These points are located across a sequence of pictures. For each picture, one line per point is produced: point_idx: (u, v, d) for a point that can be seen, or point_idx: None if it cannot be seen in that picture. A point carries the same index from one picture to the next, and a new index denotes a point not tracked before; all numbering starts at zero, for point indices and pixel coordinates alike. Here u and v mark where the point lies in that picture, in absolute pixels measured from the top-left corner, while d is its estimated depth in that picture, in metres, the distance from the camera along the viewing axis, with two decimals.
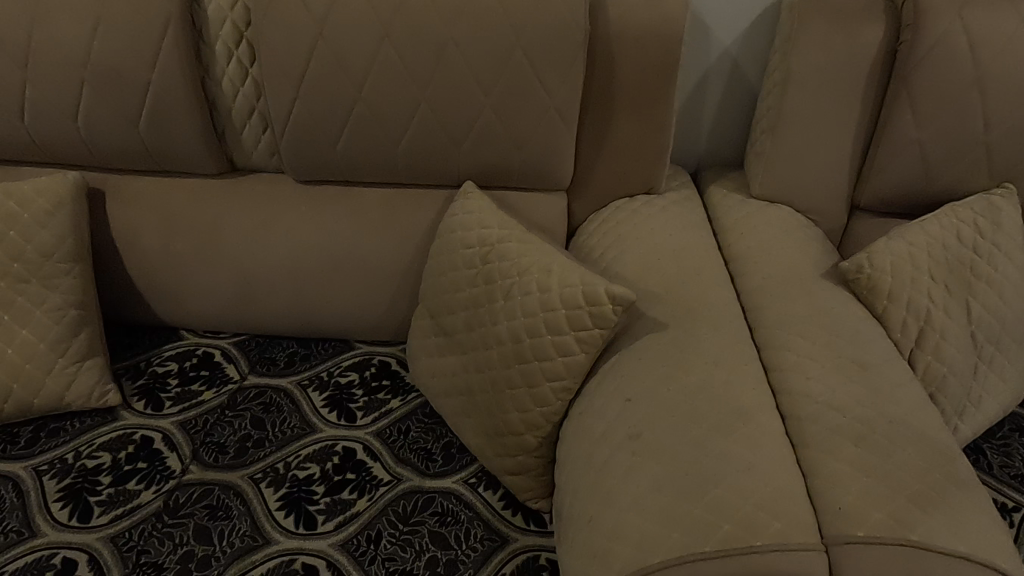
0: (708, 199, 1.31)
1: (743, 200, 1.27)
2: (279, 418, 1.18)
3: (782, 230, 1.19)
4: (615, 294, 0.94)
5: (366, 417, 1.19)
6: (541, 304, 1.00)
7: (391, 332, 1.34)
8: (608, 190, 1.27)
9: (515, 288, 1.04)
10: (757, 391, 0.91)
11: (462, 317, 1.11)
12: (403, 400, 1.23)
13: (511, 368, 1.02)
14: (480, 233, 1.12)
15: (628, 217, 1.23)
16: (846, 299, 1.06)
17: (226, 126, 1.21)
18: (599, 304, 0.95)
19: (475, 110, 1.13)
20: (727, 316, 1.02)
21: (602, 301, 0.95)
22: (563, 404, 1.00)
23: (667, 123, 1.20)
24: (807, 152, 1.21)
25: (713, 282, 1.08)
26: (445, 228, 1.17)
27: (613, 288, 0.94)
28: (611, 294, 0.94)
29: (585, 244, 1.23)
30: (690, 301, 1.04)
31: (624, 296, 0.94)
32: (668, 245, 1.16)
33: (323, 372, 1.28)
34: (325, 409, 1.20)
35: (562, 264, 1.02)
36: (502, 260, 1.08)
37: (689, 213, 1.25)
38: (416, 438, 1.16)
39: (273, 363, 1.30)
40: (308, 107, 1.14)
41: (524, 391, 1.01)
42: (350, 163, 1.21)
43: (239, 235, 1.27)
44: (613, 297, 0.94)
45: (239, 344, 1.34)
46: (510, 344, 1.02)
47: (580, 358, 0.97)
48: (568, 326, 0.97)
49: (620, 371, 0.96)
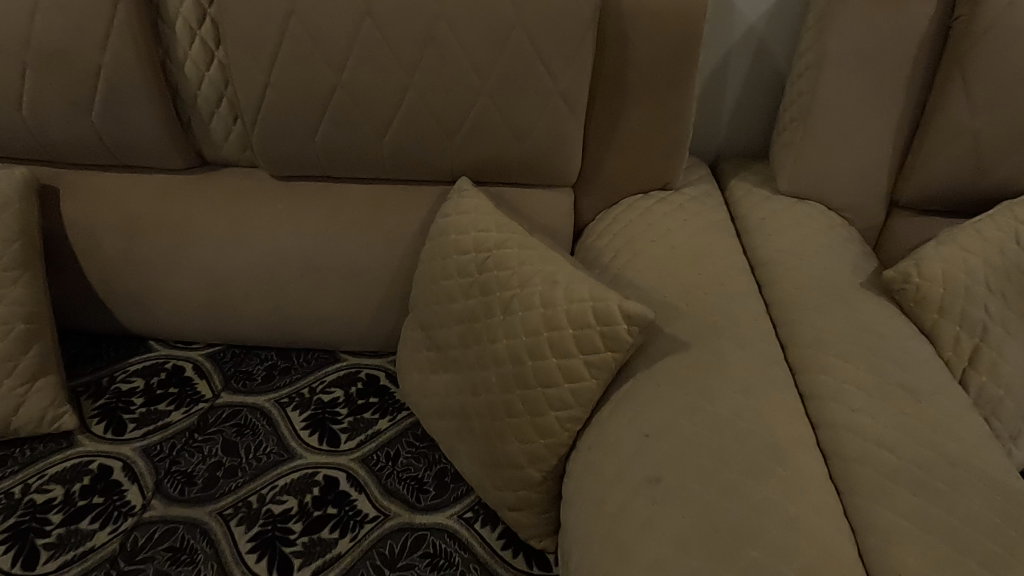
0: (730, 195, 1.18)
1: (769, 196, 1.14)
2: (254, 443, 1.06)
3: (815, 232, 1.06)
4: (631, 312, 0.82)
5: (351, 441, 1.08)
6: (545, 322, 0.87)
7: (379, 341, 1.22)
8: (619, 186, 1.14)
9: (516, 301, 0.91)
10: (796, 424, 0.79)
11: (457, 332, 0.99)
12: (391, 421, 1.12)
13: (511, 394, 0.90)
14: (476, 237, 0.99)
15: (641, 216, 1.11)
16: (891, 313, 0.94)
17: (191, 116, 1.08)
18: (612, 323, 0.83)
19: (470, 97, 1.00)
20: (757, 334, 0.90)
21: (615, 321, 0.82)
22: (570, 434, 0.88)
23: (686, 111, 1.07)
24: (843, 143, 1.08)
25: (739, 293, 0.96)
26: (437, 230, 1.04)
27: (629, 305, 0.82)
28: (626, 312, 0.82)
29: (594, 246, 1.11)
30: (714, 315, 0.91)
31: (641, 314, 0.82)
32: (688, 249, 1.03)
33: (305, 388, 1.16)
34: (306, 431, 1.09)
35: (569, 275, 0.90)
36: (500, 269, 0.95)
37: (709, 211, 1.12)
38: (406, 466, 1.05)
39: (250, 377, 1.18)
40: (282, 94, 1.00)
41: (526, 420, 0.88)
42: (330, 157, 1.08)
43: (209, 237, 1.15)
44: (629, 315, 0.82)
45: (213, 356, 1.22)
46: (509, 366, 0.90)
47: (590, 384, 0.85)
48: (576, 348, 0.85)
49: (636, 398, 0.84)
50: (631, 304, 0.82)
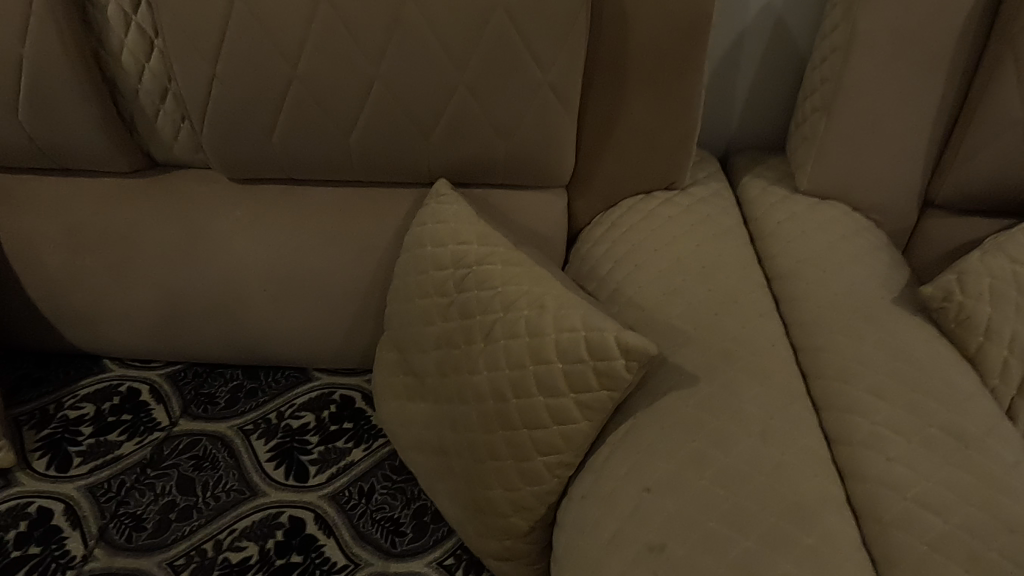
0: (743, 194, 1.06)
1: (787, 196, 1.01)
2: (213, 479, 0.96)
3: (839, 238, 0.94)
4: (629, 346, 0.70)
5: (320, 474, 0.97)
6: (531, 354, 0.75)
7: (355, 358, 1.11)
8: (618, 185, 1.01)
9: (498, 328, 0.80)
10: (822, 477, 0.67)
11: (433, 359, 0.87)
12: (367, 450, 1.01)
13: (492, 434, 0.78)
14: (455, 250, 0.87)
15: (643, 220, 0.98)
16: (930, 335, 0.81)
17: (134, 113, 0.96)
18: (607, 357, 0.71)
19: (445, 90, 0.87)
20: (775, 364, 0.78)
21: (611, 355, 0.71)
22: (561, 481, 0.77)
23: (693, 102, 0.94)
24: (872, 136, 0.95)
25: (753, 314, 0.84)
26: (412, 240, 0.92)
27: (627, 338, 0.70)
28: (624, 346, 0.70)
29: (591, 255, 0.99)
30: (725, 342, 0.80)
31: (641, 348, 0.70)
32: (695, 260, 0.91)
33: (272, 413, 1.06)
34: (271, 464, 0.98)
35: (559, 298, 0.78)
36: (481, 288, 0.83)
37: (719, 214, 0.99)
38: (381, 504, 0.94)
39: (212, 401, 1.07)
40: (231, 89, 0.88)
41: (511, 464, 0.77)
42: (291, 158, 0.95)
43: (162, 248, 1.03)
44: (627, 349, 0.70)
45: (172, 376, 1.11)
46: (490, 402, 0.78)
47: (583, 427, 0.74)
48: (566, 386, 0.73)
49: (636, 443, 0.73)
50: (630, 336, 0.70)
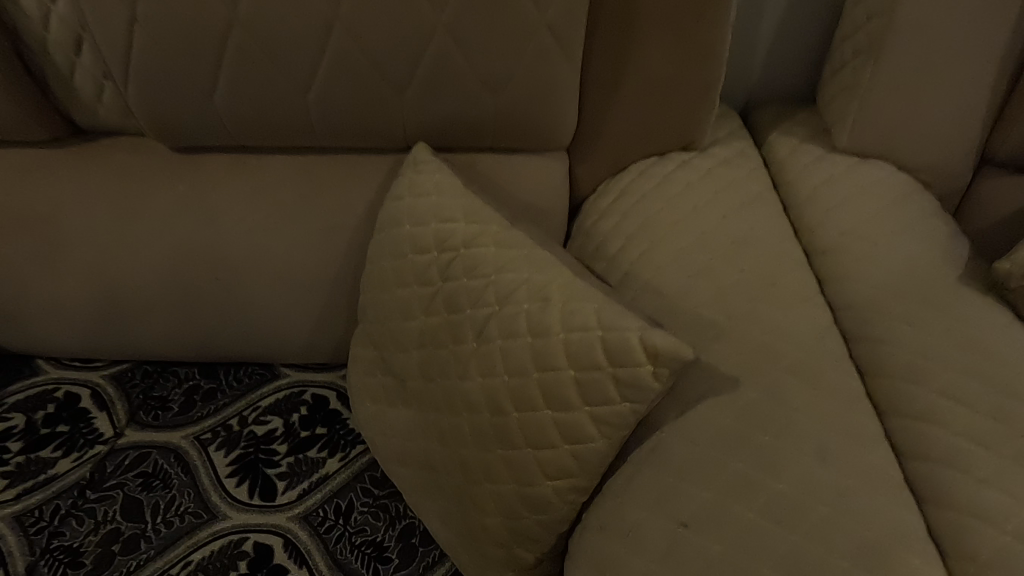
0: (770, 154, 0.91)
1: (822, 156, 0.87)
2: (164, 501, 0.83)
3: (888, 205, 0.80)
4: (656, 350, 0.57)
5: (290, 491, 0.84)
6: (535, 358, 0.62)
7: (328, 352, 0.97)
8: (628, 147, 0.87)
9: (492, 325, 0.66)
10: (896, 506, 0.55)
11: (416, 360, 0.73)
12: (343, 460, 0.88)
13: (489, 453, 0.65)
14: (438, 230, 0.73)
15: (657, 188, 0.84)
16: (1005, 319, 0.68)
17: (46, 69, 0.79)
18: (629, 363, 0.57)
19: (421, 35, 0.72)
20: (826, 361, 0.65)
21: (634, 360, 0.57)
22: (573, 508, 0.64)
23: (717, 46, 0.79)
24: (926, 84, 0.81)
25: (795, 300, 0.71)
26: (386, 218, 0.78)
27: (654, 339, 0.57)
28: (650, 349, 0.57)
29: (597, 230, 0.85)
30: (764, 335, 0.67)
31: (672, 352, 0.56)
32: (722, 235, 0.77)
33: (234, 419, 0.92)
34: (233, 481, 0.85)
35: (566, 288, 0.64)
36: (470, 276, 0.69)
37: (747, 179, 0.85)
38: (361, 525, 0.81)
39: (164, 406, 0.93)
40: (157, 38, 0.72)
41: (512, 489, 0.64)
42: (239, 122, 0.80)
43: (92, 232, 0.88)
44: (653, 354, 0.57)
45: (118, 378, 0.97)
46: (485, 415, 0.65)
47: (599, 445, 0.61)
48: (578, 397, 0.60)
49: (664, 464, 0.60)
50: (657, 337, 0.57)
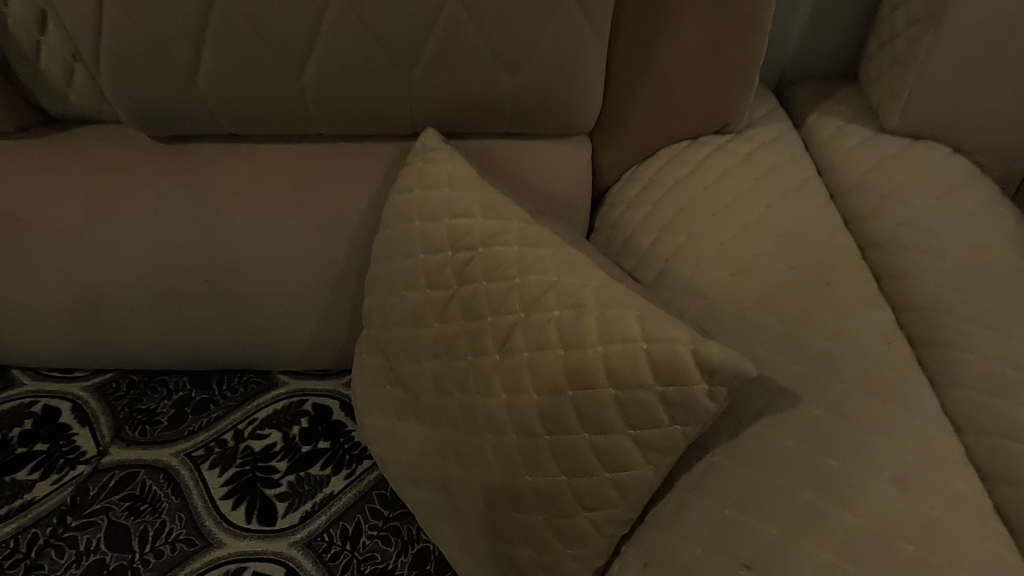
0: (811, 135, 0.83)
1: (870, 138, 0.80)
2: (153, 528, 0.76)
3: (948, 191, 0.73)
4: (712, 366, 0.49)
5: (291, 514, 0.77)
6: (569, 375, 0.55)
7: (330, 357, 0.90)
8: (657, 130, 0.79)
9: (518, 335, 0.58)
10: (990, 542, 0.48)
11: (429, 372, 0.66)
12: (349, 478, 0.81)
13: (516, 479, 0.58)
14: (452, 226, 0.65)
15: (691, 176, 0.76)
16: None
17: (8, 50, 0.71)
18: (681, 381, 0.50)
19: (430, 5, 0.63)
20: (895, 370, 0.58)
21: (686, 378, 0.50)
22: (612, 540, 0.57)
23: (760, 15, 0.70)
24: (990, 57, 0.73)
25: (854, 300, 0.63)
26: (393, 213, 0.70)
27: (710, 353, 0.49)
28: (706, 365, 0.49)
29: (625, 223, 0.77)
30: (823, 342, 0.60)
31: (731, 369, 0.49)
32: (767, 228, 0.70)
33: (228, 433, 0.84)
34: (228, 503, 0.78)
35: (602, 292, 0.56)
36: (491, 279, 0.61)
37: (790, 163, 0.77)
38: (370, 552, 0.74)
39: (152, 420, 0.86)
40: (130, 12, 0.63)
41: (544, 519, 0.58)
42: (226, 107, 0.71)
43: (65, 231, 0.79)
44: (709, 371, 0.49)
45: (101, 389, 0.89)
46: (512, 437, 0.58)
47: (644, 473, 0.54)
48: (620, 420, 0.53)
49: (718, 492, 0.53)
50: (713, 350, 0.49)
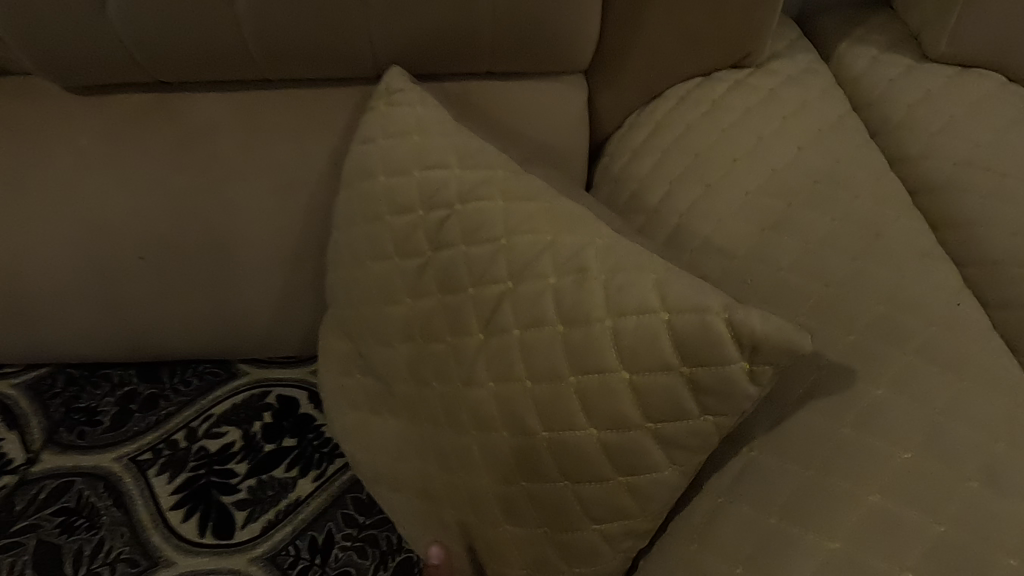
0: (841, 69, 0.72)
1: (912, 68, 0.68)
2: (90, 547, 0.66)
3: (1010, 125, 0.62)
4: (755, 341, 0.39)
5: (251, 525, 0.67)
6: (572, 357, 0.44)
7: (295, 343, 0.79)
8: (664, 66, 0.67)
9: (506, 308, 0.47)
10: None
11: (401, 358, 0.54)
12: (319, 481, 0.70)
13: (509, 485, 0.48)
14: (423, 180, 0.53)
15: (706, 117, 0.65)
16: None
17: None
18: (714, 362, 0.40)
19: None
20: (970, 338, 0.47)
21: (720, 358, 0.40)
22: (626, 555, 0.47)
23: None
24: None
25: (911, 255, 0.52)
26: (351, 168, 0.58)
27: (751, 324, 0.39)
28: (746, 340, 0.39)
29: (629, 175, 0.66)
30: (879, 307, 0.49)
31: (778, 344, 0.39)
32: (800, 173, 0.59)
33: (180, 432, 0.73)
34: (178, 515, 0.68)
35: (608, 253, 0.45)
36: (471, 242, 0.50)
37: (822, 99, 0.65)
38: (343, 566, 0.65)
39: (91, 420, 0.75)
40: None
41: (544, 532, 0.47)
42: (148, 45, 0.59)
43: None
44: (750, 347, 0.39)
45: (33, 386, 0.78)
46: (502, 434, 0.47)
47: (667, 476, 0.44)
48: (637, 413, 0.42)
49: (760, 498, 0.43)
50: (755, 321, 0.39)
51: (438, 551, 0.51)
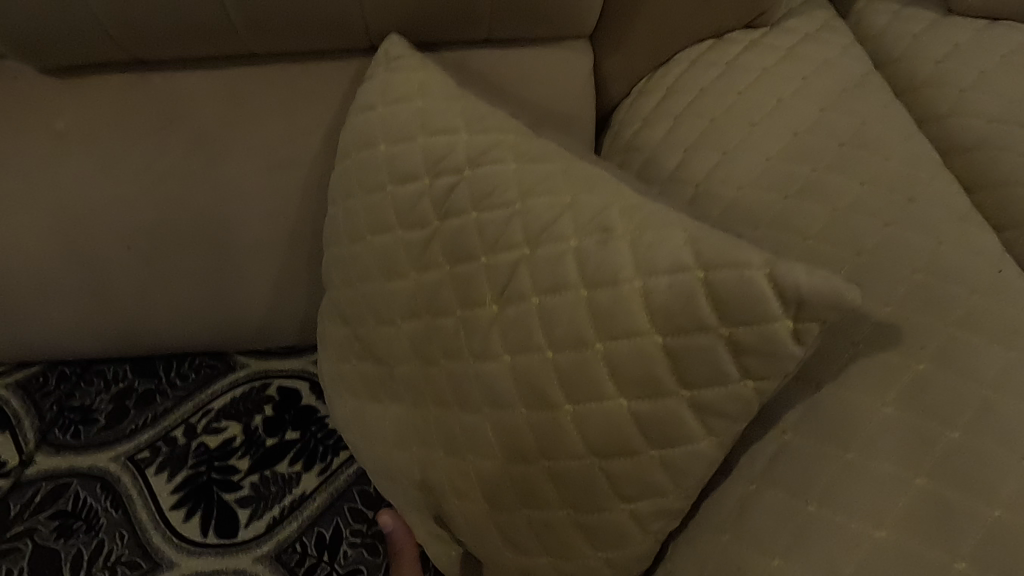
0: (861, 25, 0.68)
1: (939, 21, 0.64)
2: (88, 551, 0.63)
3: None
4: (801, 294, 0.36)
5: (255, 523, 0.65)
6: (597, 323, 0.41)
7: (293, 333, 0.76)
8: (676, 28, 0.63)
9: (523, 273, 0.44)
10: None
11: (406, 337, 0.51)
12: (324, 475, 0.68)
13: (527, 467, 0.45)
14: (427, 147, 0.50)
15: (722, 78, 0.61)
16: None
17: None
18: (756, 321, 0.37)
19: None
20: (1017, 304, 0.44)
21: (763, 314, 0.37)
22: (654, 539, 0.44)
23: None
24: None
25: (948, 217, 0.49)
26: (350, 138, 0.54)
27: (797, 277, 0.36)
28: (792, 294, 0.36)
29: (641, 142, 0.62)
30: (917, 274, 0.46)
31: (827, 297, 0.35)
32: (826, 134, 0.55)
33: (178, 428, 0.71)
34: (179, 515, 0.65)
35: (630, 219, 0.42)
36: (482, 208, 0.47)
37: (845, 56, 0.61)
38: (352, 564, 0.63)
39: (85, 419, 0.72)
40: None
41: (566, 519, 0.45)
42: (124, 18, 0.55)
43: None
44: (795, 303, 0.36)
45: (24, 384, 0.75)
46: (520, 413, 0.44)
47: (701, 448, 0.41)
48: (672, 378, 0.39)
49: (798, 478, 0.40)
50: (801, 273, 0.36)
51: (390, 519, 0.60)
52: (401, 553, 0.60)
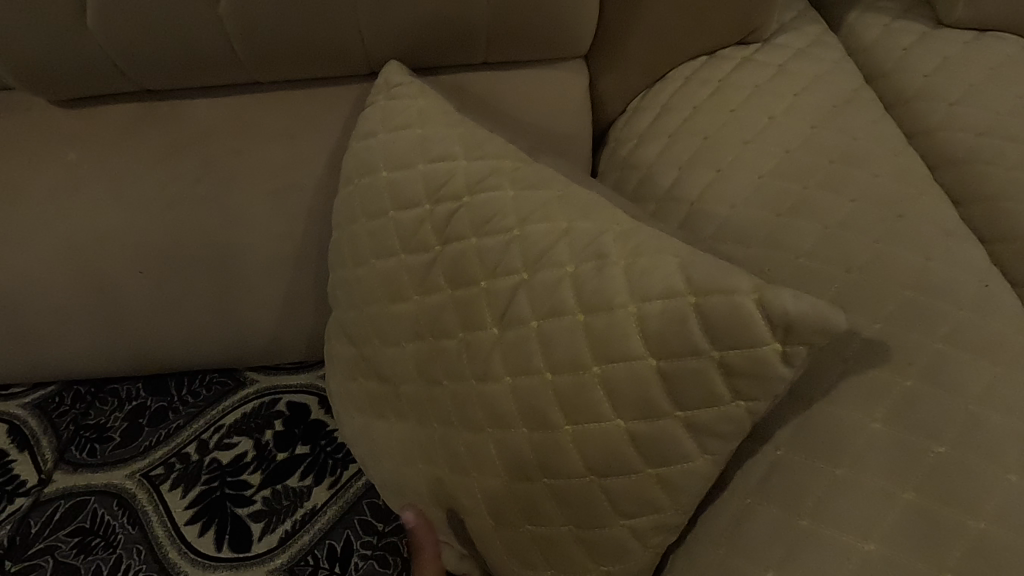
0: (853, 39, 0.69)
1: (928, 35, 0.65)
2: (106, 567, 0.65)
3: None
4: (789, 321, 0.37)
5: (268, 536, 0.67)
6: (594, 347, 0.43)
7: (300, 349, 0.77)
8: (669, 48, 0.65)
9: (523, 296, 0.46)
10: None
11: (410, 358, 0.53)
12: (334, 488, 0.70)
13: (530, 484, 0.46)
14: (428, 174, 0.51)
15: (715, 96, 0.62)
16: None
17: None
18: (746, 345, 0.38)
19: None
20: (1001, 321, 0.46)
21: (753, 339, 0.38)
22: (653, 552, 0.46)
23: None
24: None
25: (936, 233, 0.50)
26: (352, 164, 0.56)
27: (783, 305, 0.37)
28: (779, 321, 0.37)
29: (637, 160, 0.64)
30: (905, 292, 0.47)
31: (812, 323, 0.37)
32: (817, 151, 0.56)
33: (191, 445, 0.72)
34: (193, 530, 0.67)
35: (625, 247, 0.44)
36: (482, 234, 0.48)
37: (835, 72, 0.63)
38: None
39: (101, 437, 0.74)
40: None
41: (568, 532, 0.46)
42: (131, 53, 0.57)
43: None
44: (783, 328, 0.38)
45: (41, 404, 0.77)
46: (522, 433, 0.45)
47: (695, 467, 0.42)
48: (666, 399, 0.41)
49: (790, 494, 0.41)
50: (787, 301, 0.37)
51: (415, 517, 0.52)
52: (422, 546, 0.52)
